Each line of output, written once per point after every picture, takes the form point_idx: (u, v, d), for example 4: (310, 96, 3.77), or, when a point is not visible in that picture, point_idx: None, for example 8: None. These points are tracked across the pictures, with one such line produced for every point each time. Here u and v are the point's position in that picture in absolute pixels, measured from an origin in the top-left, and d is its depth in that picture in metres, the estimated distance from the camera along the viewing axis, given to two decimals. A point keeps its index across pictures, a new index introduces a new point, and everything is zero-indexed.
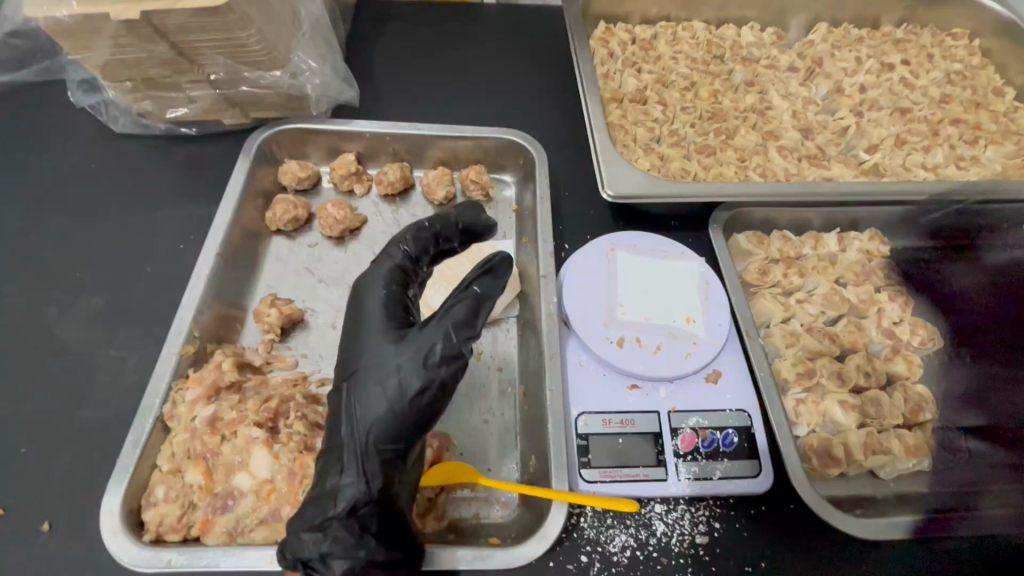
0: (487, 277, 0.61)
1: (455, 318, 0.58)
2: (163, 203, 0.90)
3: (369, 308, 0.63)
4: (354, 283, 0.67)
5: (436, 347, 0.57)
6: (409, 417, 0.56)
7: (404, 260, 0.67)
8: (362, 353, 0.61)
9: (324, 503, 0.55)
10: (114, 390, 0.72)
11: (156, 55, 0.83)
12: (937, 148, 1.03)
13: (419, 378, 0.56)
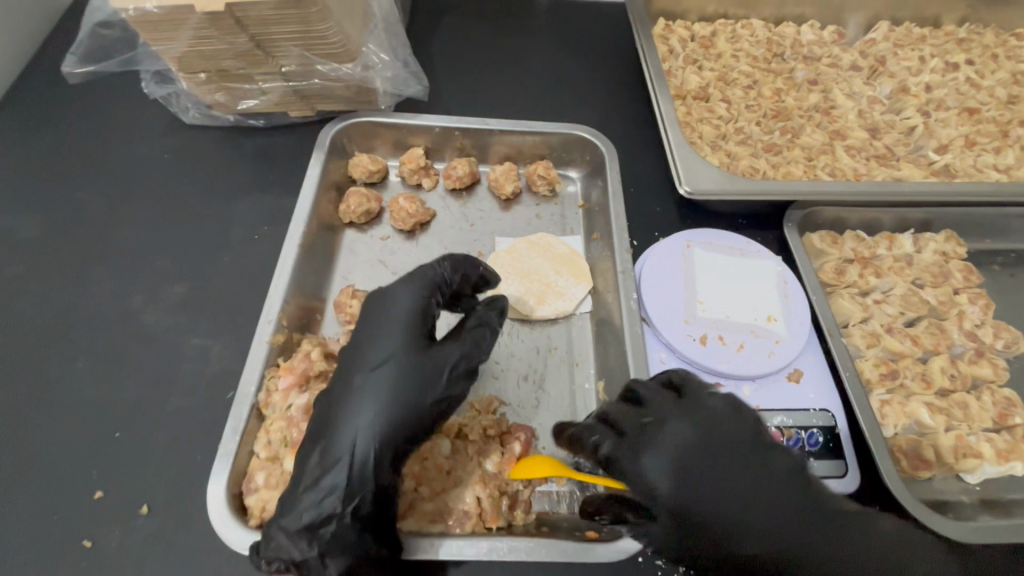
0: (498, 311, 0.67)
1: (477, 339, 0.63)
2: (237, 193, 0.91)
3: (398, 313, 0.62)
4: (376, 291, 0.64)
5: (456, 366, 0.60)
6: (413, 430, 0.57)
7: (440, 279, 0.66)
8: (386, 353, 0.59)
9: (319, 501, 0.53)
10: (200, 377, 0.73)
11: (234, 47, 0.84)
12: (1007, 150, 1.02)
13: (440, 388, 0.59)
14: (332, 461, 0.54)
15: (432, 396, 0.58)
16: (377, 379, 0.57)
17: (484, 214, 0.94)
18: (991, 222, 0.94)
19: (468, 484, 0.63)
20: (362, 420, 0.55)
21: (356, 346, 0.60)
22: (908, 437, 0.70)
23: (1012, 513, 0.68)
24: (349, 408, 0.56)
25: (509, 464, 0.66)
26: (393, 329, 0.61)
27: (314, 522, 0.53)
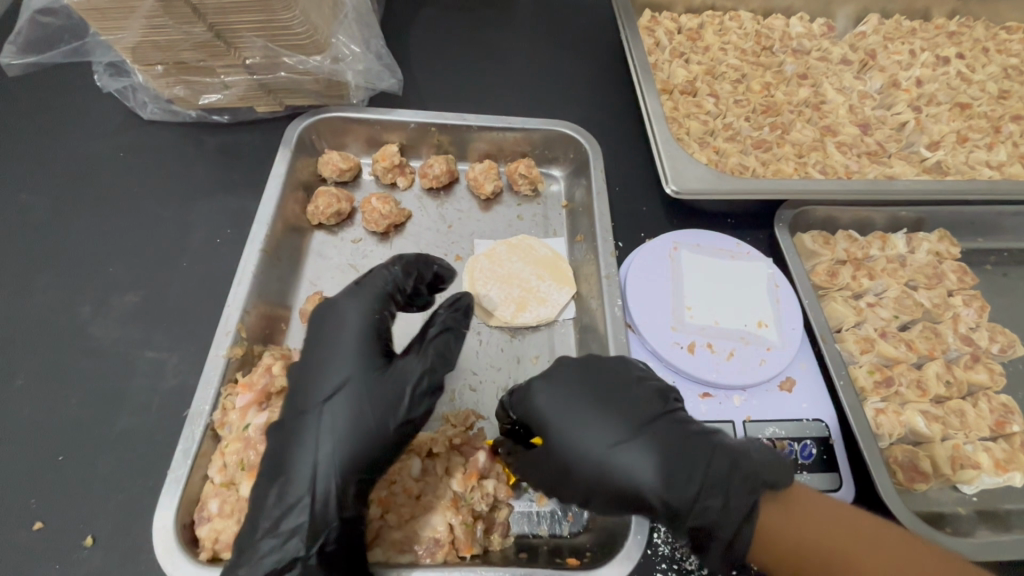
0: (458, 315, 0.64)
1: (440, 349, 0.59)
2: (197, 195, 0.86)
3: (347, 332, 0.58)
4: (319, 308, 0.60)
5: (417, 381, 0.56)
6: (375, 454, 0.54)
7: (392, 288, 0.63)
8: (342, 376, 0.56)
9: (281, 544, 0.50)
10: (154, 393, 0.68)
11: (192, 37, 0.78)
12: (1000, 146, 1.00)
13: (402, 410, 0.55)
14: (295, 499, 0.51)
15: (392, 417, 0.54)
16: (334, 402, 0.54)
17: (463, 215, 0.90)
18: (985, 221, 0.91)
19: (443, 509, 0.59)
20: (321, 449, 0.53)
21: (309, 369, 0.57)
22: (904, 448, 0.67)
23: (1009, 527, 0.66)
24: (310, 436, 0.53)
25: (471, 482, 0.61)
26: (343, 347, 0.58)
27: (276, 568, 0.50)
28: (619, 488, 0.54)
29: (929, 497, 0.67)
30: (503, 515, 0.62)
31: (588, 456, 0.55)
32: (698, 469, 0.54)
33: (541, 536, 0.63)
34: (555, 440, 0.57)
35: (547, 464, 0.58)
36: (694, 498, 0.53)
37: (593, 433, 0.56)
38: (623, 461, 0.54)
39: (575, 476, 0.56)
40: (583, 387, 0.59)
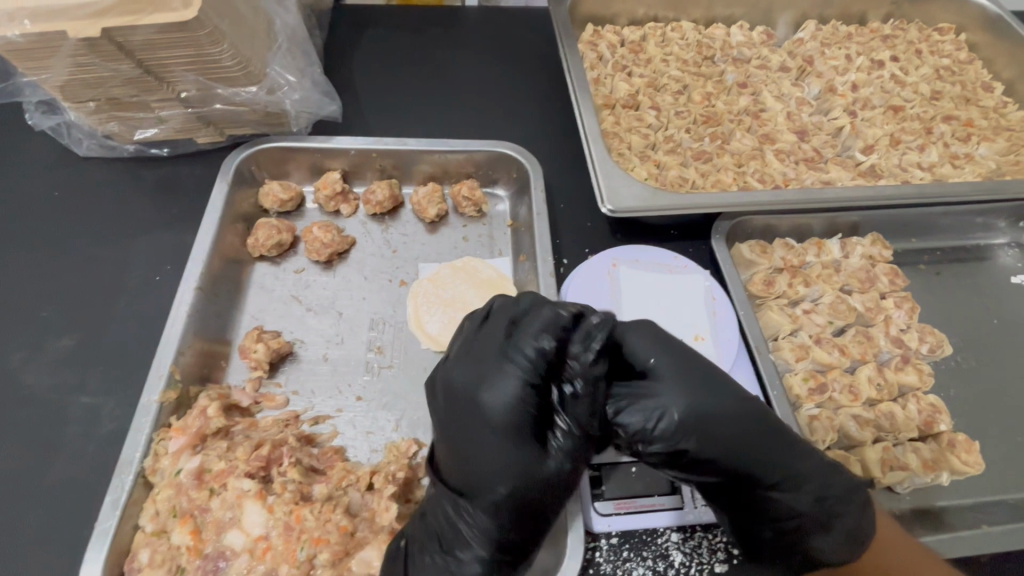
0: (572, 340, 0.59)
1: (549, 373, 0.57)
2: (137, 232, 0.85)
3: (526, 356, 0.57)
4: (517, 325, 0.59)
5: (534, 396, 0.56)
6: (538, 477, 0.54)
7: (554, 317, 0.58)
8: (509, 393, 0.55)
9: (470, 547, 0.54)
10: (89, 440, 0.67)
11: (121, 73, 0.77)
12: (931, 148, 1.03)
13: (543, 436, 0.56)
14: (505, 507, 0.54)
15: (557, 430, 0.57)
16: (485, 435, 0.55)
17: (408, 239, 0.90)
18: (916, 222, 0.94)
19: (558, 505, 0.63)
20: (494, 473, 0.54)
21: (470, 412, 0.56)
22: (837, 454, 0.69)
23: (937, 525, 0.68)
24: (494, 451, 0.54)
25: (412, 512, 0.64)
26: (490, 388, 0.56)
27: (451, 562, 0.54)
28: (718, 440, 0.57)
29: None
30: None
31: (693, 400, 0.58)
32: (784, 440, 0.59)
33: None
34: (669, 377, 0.59)
35: (650, 398, 0.58)
36: (789, 480, 0.59)
37: (710, 386, 0.59)
38: (731, 412, 0.58)
39: (721, 440, 0.57)
40: (674, 344, 0.62)
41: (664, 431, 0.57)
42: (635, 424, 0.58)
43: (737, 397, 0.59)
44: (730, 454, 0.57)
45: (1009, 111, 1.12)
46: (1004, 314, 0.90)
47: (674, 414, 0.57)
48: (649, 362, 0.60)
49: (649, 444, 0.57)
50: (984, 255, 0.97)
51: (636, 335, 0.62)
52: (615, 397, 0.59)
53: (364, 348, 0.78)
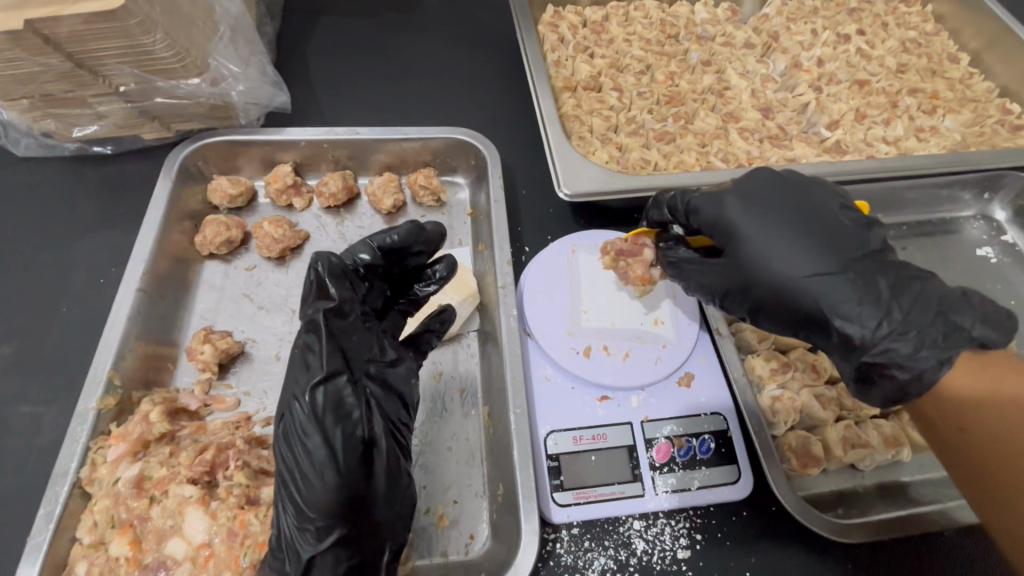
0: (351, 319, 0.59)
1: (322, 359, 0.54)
2: (79, 234, 0.82)
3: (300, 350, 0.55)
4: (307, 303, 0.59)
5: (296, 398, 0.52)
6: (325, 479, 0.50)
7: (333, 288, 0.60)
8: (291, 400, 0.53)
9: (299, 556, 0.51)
10: (29, 451, 0.65)
11: (52, 68, 0.73)
12: (896, 121, 1.02)
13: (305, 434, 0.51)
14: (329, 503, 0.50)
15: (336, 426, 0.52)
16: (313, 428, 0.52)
17: (364, 232, 0.87)
18: (882, 197, 0.93)
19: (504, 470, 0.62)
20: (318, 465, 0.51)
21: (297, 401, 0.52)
22: (799, 434, 0.69)
23: (901, 501, 0.68)
24: (315, 449, 0.50)
25: None
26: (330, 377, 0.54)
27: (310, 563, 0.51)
28: (786, 299, 0.60)
29: (825, 478, 0.69)
30: None
31: (803, 251, 0.59)
32: (876, 290, 0.57)
33: (438, 559, 0.63)
34: (761, 236, 0.60)
35: (728, 264, 0.63)
36: (896, 330, 0.55)
37: (790, 235, 0.60)
38: (805, 259, 0.58)
39: (791, 297, 0.59)
40: (768, 194, 0.62)
41: (732, 296, 0.63)
42: (717, 290, 0.64)
43: (831, 247, 0.59)
44: (802, 305, 0.59)
45: (975, 82, 1.11)
46: (969, 288, 0.90)
47: (769, 273, 0.59)
48: (733, 229, 0.61)
49: (741, 307, 0.64)
50: (951, 228, 0.96)
51: (712, 200, 0.63)
52: (690, 272, 0.66)
53: None
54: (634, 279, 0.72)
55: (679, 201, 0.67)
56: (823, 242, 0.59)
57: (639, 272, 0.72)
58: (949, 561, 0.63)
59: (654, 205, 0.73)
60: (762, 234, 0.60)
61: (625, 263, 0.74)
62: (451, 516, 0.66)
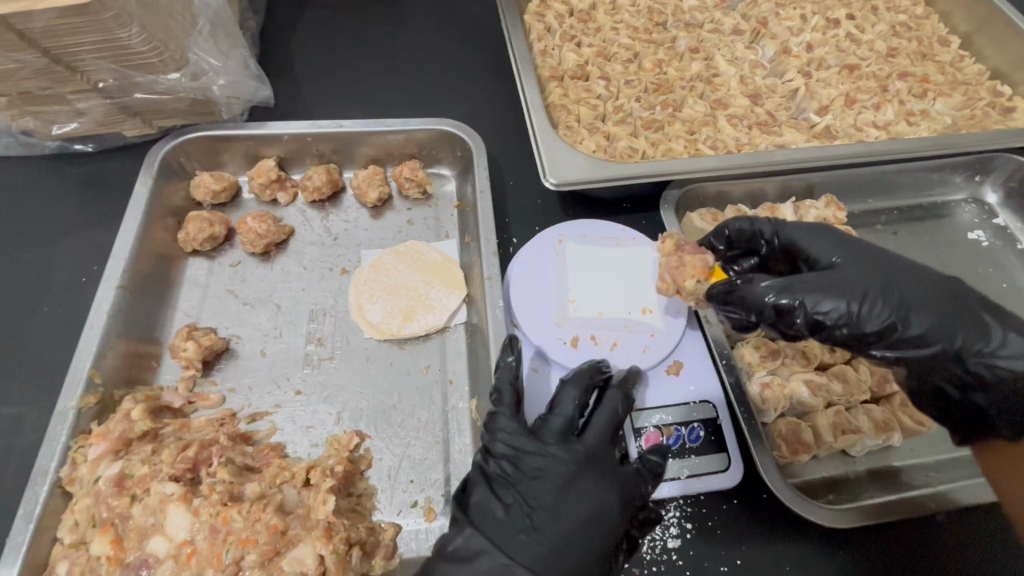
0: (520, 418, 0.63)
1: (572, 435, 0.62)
2: (60, 233, 0.81)
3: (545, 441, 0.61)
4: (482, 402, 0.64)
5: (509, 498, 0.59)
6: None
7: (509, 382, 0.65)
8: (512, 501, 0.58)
9: None
10: (10, 452, 0.64)
11: (26, 65, 0.71)
12: (886, 105, 1.01)
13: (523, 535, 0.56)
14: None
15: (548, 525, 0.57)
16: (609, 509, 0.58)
17: (350, 226, 0.86)
18: (873, 182, 0.92)
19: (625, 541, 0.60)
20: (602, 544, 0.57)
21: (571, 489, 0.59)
22: (789, 421, 0.69)
23: (893, 486, 0.68)
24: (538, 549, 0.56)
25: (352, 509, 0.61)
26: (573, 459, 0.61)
27: None
28: (925, 320, 0.64)
29: (816, 465, 0.69)
30: (387, 536, 0.60)
31: (893, 282, 0.65)
32: (961, 318, 0.65)
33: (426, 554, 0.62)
34: (860, 264, 0.66)
35: (848, 284, 0.64)
36: (996, 345, 0.65)
37: (902, 272, 0.66)
38: (926, 293, 0.66)
39: (928, 320, 0.65)
40: (852, 239, 0.69)
41: (869, 312, 0.62)
42: (840, 311, 0.62)
43: (930, 288, 0.66)
44: (925, 332, 0.65)
45: (966, 64, 1.10)
46: (961, 271, 0.89)
47: (878, 296, 0.63)
48: (832, 257, 0.67)
49: (862, 326, 0.62)
50: (942, 212, 0.95)
51: (806, 236, 0.69)
52: (811, 291, 0.62)
53: (304, 341, 0.75)
54: (692, 273, 0.66)
55: (770, 226, 0.70)
56: (923, 281, 0.67)
57: (699, 266, 0.67)
58: (939, 544, 0.62)
59: (733, 224, 0.71)
60: (871, 268, 0.65)
61: (682, 258, 0.68)
62: (440, 509, 0.65)
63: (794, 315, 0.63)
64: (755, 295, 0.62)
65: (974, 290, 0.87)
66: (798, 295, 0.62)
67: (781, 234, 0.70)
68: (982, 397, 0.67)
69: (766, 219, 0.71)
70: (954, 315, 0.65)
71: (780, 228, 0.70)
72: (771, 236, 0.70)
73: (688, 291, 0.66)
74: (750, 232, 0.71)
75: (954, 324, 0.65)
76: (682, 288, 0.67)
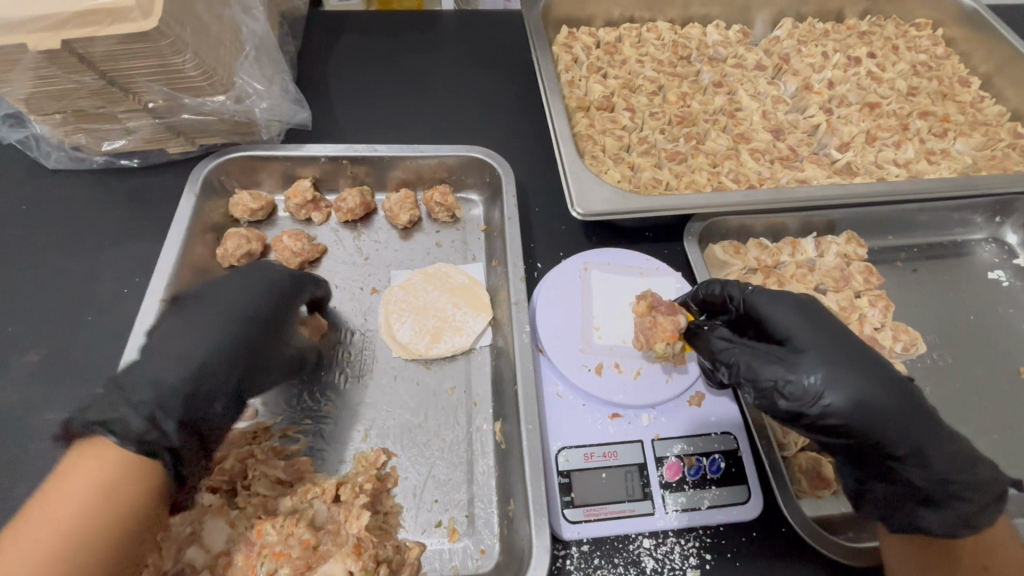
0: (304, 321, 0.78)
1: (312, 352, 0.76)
2: (104, 244, 0.85)
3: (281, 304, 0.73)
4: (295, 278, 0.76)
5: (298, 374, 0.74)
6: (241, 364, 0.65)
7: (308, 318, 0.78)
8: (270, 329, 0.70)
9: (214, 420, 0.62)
10: (53, 457, 0.67)
11: (85, 85, 0.75)
12: (907, 144, 1.03)
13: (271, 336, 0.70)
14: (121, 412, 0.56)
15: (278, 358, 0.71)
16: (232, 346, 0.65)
17: (381, 246, 0.89)
18: (892, 219, 0.94)
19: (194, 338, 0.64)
20: (223, 382, 0.63)
21: (198, 326, 0.65)
22: (809, 455, 0.70)
23: None
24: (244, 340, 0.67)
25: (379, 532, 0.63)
26: (240, 308, 0.68)
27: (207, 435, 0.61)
28: (860, 413, 0.58)
29: (836, 500, 0.69)
30: (413, 555, 0.61)
31: (845, 365, 0.60)
32: (903, 425, 0.59)
33: (448, 573, 0.63)
34: (817, 339, 0.62)
35: (786, 358, 0.61)
36: (913, 454, 0.59)
37: (856, 359, 0.61)
38: (871, 384, 0.59)
39: (864, 413, 0.58)
40: (820, 315, 0.65)
41: (795, 390, 0.59)
42: (766, 381, 0.60)
43: (883, 383, 0.60)
44: (855, 424, 0.58)
45: (986, 106, 1.11)
46: (982, 310, 0.90)
47: (813, 376, 0.59)
48: (789, 329, 0.64)
49: (786, 401, 0.59)
50: (963, 251, 0.96)
51: (776, 305, 0.66)
52: (746, 355, 0.63)
53: (334, 358, 0.77)
54: (662, 335, 0.70)
55: (740, 290, 0.70)
56: (878, 376, 0.60)
57: (670, 329, 0.70)
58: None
59: (705, 286, 0.73)
60: (821, 348, 0.61)
61: (654, 318, 0.71)
62: (462, 531, 0.66)
63: (728, 370, 0.64)
64: (711, 344, 0.67)
65: (996, 330, 0.88)
66: (736, 357, 0.63)
67: (749, 299, 0.68)
68: (882, 489, 0.62)
69: (739, 283, 0.70)
70: (901, 418, 0.59)
71: (750, 294, 0.69)
72: (740, 301, 0.69)
73: (659, 353, 0.69)
74: (720, 295, 0.71)
75: (897, 426, 0.59)
76: (653, 349, 0.70)
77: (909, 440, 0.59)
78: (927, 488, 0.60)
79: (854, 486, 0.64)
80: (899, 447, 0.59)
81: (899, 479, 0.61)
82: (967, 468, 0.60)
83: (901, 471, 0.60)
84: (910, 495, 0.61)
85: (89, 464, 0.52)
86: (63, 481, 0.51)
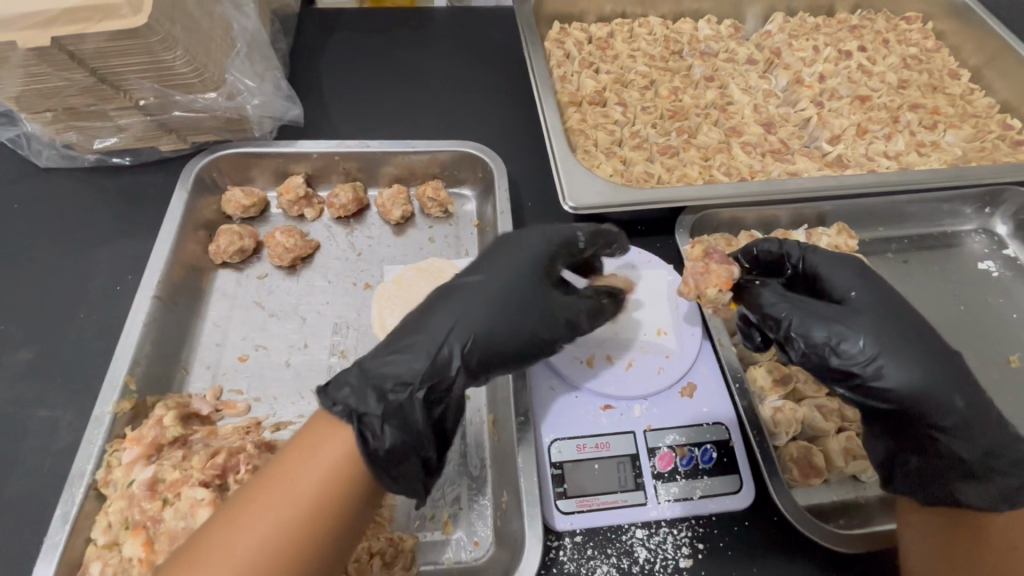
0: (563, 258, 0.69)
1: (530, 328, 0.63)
2: (96, 243, 0.85)
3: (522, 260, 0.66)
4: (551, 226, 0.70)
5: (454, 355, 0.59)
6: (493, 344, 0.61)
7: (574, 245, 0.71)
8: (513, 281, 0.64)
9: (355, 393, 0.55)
10: (45, 454, 0.67)
11: (75, 83, 0.75)
12: (898, 136, 1.04)
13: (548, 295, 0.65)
14: (384, 363, 0.57)
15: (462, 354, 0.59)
16: (492, 318, 0.61)
17: (373, 241, 0.90)
18: (883, 211, 0.95)
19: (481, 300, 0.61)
20: (453, 355, 0.59)
21: (493, 274, 0.64)
22: (800, 444, 0.70)
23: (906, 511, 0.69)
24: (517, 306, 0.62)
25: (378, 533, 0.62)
26: (540, 250, 0.67)
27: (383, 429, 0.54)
28: (915, 378, 0.59)
29: (827, 489, 0.70)
30: (409, 545, 0.62)
31: (900, 330, 0.62)
32: (959, 395, 0.59)
33: (441, 565, 0.64)
34: (871, 303, 0.65)
35: (844, 317, 0.63)
36: (956, 427, 0.59)
37: (908, 327, 0.63)
38: (924, 351, 0.61)
39: (920, 378, 0.59)
40: (879, 283, 0.68)
41: (849, 349, 0.61)
42: (819, 338, 0.62)
43: (938, 352, 0.62)
44: (908, 389, 0.59)
45: (976, 98, 1.12)
46: (972, 300, 0.90)
47: (867, 338, 0.61)
48: (848, 293, 0.67)
49: (840, 358, 0.61)
50: (953, 242, 0.97)
51: (832, 270, 0.69)
52: (801, 311, 0.64)
53: (328, 353, 0.78)
54: (715, 282, 0.70)
55: (797, 250, 0.72)
56: (933, 345, 0.62)
57: (723, 277, 0.70)
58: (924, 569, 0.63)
59: (760, 244, 0.74)
60: (879, 313, 0.63)
61: (708, 265, 0.72)
62: (455, 523, 0.66)
63: (776, 325, 0.65)
64: (761, 298, 0.66)
65: (986, 319, 0.88)
66: (791, 312, 0.64)
67: (807, 258, 0.71)
68: (914, 460, 0.62)
69: (796, 244, 0.73)
70: (955, 386, 0.60)
71: (809, 254, 0.72)
72: (797, 261, 0.72)
73: (710, 297, 0.70)
74: (776, 253, 0.73)
75: (957, 392, 0.60)
76: (703, 294, 0.71)
77: (961, 410, 0.59)
78: (968, 465, 0.59)
79: (884, 458, 0.65)
80: (948, 419, 0.59)
81: (935, 452, 0.61)
82: (996, 446, 0.59)
83: (942, 442, 0.60)
84: (946, 471, 0.60)
85: (309, 456, 0.51)
86: (287, 471, 0.50)
